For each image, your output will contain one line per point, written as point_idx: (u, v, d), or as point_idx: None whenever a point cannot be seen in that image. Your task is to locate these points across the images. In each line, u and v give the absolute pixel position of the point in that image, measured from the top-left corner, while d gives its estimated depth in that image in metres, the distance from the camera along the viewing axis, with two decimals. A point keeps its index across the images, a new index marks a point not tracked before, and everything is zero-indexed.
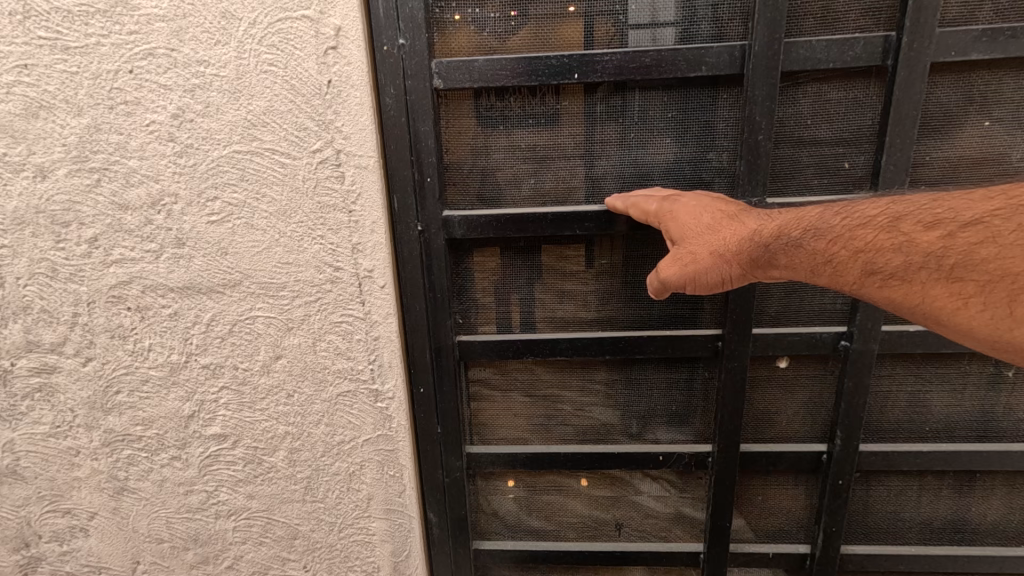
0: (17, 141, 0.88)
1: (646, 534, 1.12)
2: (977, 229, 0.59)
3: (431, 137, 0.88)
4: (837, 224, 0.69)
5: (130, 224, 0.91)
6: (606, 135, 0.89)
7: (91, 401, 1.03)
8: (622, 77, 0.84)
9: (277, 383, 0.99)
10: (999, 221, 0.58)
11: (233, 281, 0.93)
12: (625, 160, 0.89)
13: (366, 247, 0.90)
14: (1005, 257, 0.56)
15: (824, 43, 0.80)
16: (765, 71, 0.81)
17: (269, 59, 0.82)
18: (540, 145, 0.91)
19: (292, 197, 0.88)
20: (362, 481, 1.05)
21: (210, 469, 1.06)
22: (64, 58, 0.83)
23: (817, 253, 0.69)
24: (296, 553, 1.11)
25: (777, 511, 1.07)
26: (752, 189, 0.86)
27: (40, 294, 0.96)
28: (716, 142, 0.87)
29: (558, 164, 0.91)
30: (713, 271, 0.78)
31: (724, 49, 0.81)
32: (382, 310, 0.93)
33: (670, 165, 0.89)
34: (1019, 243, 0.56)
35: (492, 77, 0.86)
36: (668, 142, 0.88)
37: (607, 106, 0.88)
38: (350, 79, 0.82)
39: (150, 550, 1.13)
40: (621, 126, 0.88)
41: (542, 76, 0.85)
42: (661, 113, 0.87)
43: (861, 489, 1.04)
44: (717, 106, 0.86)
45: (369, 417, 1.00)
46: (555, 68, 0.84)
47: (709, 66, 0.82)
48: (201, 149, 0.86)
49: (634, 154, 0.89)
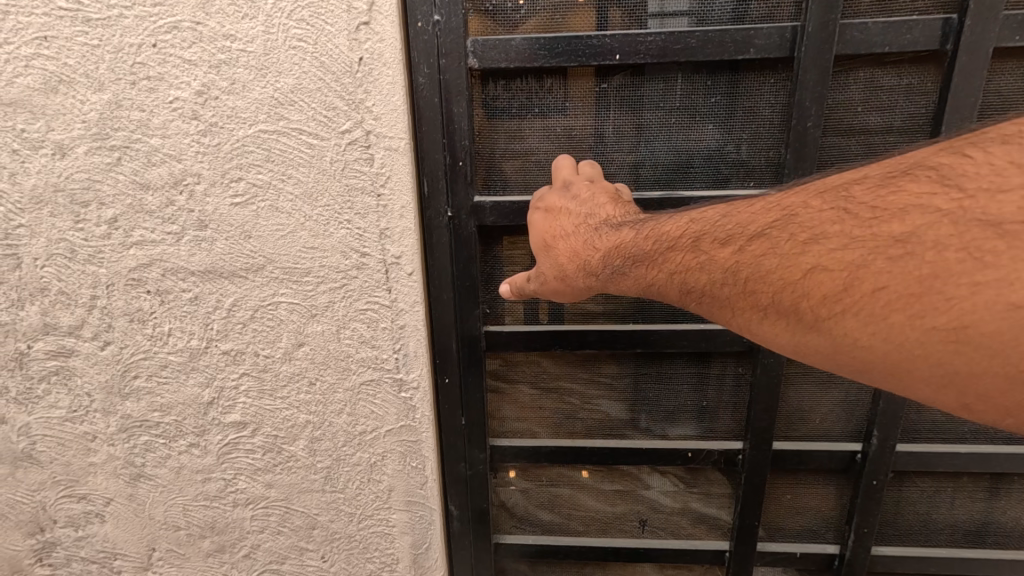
0: (35, 116, 0.85)
1: (670, 530, 1.10)
2: (761, 241, 0.53)
3: (464, 118, 0.85)
4: (652, 242, 0.64)
5: (151, 205, 0.88)
6: (645, 120, 0.86)
7: (108, 386, 1.01)
8: (665, 58, 0.80)
9: (299, 371, 0.97)
10: (776, 230, 0.52)
11: (255, 265, 0.90)
12: (664, 147, 0.86)
13: (395, 232, 0.87)
14: (782, 267, 0.50)
15: (881, 26, 0.76)
16: (817, 55, 0.77)
17: (298, 33, 0.78)
18: (575, 130, 0.88)
19: (319, 179, 0.85)
20: (383, 472, 1.03)
21: (228, 457, 1.04)
22: (85, 31, 0.80)
23: (644, 276, 0.64)
24: (315, 543, 1.10)
25: (805, 510, 1.05)
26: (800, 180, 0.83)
27: (59, 276, 0.94)
28: (760, 129, 0.84)
29: (594, 150, 0.88)
30: (566, 282, 0.76)
31: (774, 31, 0.78)
32: (409, 298, 0.91)
33: (711, 153, 0.85)
34: (791, 253, 0.49)
35: (530, 57, 0.83)
36: (711, 127, 0.85)
37: (648, 90, 0.84)
38: (383, 56, 0.79)
39: (167, 538, 1.12)
40: (662, 111, 0.85)
41: (582, 57, 0.81)
42: (704, 98, 0.84)
43: (894, 489, 1.01)
44: (762, 92, 0.82)
45: (392, 406, 0.98)
46: (595, 48, 0.81)
47: (757, 48, 0.79)
48: (226, 127, 0.83)
49: (675, 140, 0.86)
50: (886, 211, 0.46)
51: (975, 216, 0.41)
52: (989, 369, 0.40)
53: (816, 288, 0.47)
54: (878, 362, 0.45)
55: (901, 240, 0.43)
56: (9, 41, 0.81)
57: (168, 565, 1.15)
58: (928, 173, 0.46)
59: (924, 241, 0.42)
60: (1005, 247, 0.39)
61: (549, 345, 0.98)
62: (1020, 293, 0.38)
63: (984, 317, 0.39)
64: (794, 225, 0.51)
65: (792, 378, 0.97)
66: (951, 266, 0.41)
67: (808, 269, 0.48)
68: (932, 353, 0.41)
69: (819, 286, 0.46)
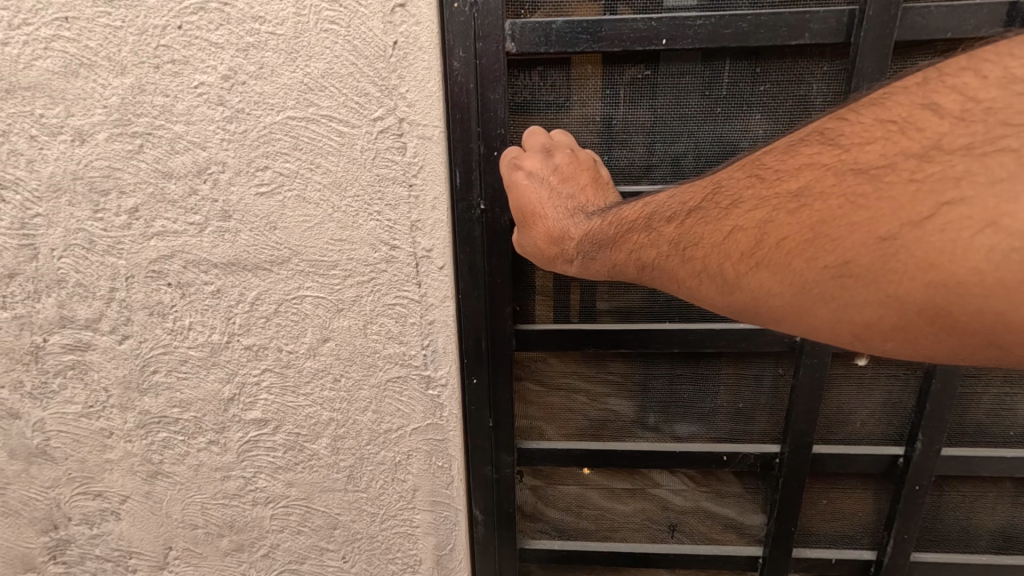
0: (54, 101, 0.81)
1: (700, 533, 1.08)
2: (693, 214, 0.58)
3: (501, 106, 0.83)
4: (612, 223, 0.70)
5: (173, 194, 0.85)
6: (689, 109, 0.84)
7: (126, 381, 0.98)
8: (715, 43, 0.78)
9: (323, 367, 0.94)
10: (705, 203, 0.57)
11: (281, 257, 0.87)
12: (707, 137, 0.84)
13: (426, 224, 0.84)
14: (709, 232, 0.55)
15: (943, 10, 0.74)
16: (876, 38, 0.76)
17: (330, 16, 0.75)
18: (615, 120, 0.85)
19: (348, 168, 0.82)
20: (407, 471, 1.00)
21: (248, 454, 1.01)
22: (108, 11, 0.77)
23: (603, 254, 0.70)
24: (336, 543, 1.07)
25: (841, 515, 1.03)
26: None
27: (77, 267, 0.91)
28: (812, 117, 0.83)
29: (635, 140, 0.86)
30: (543, 260, 0.80)
31: (830, 15, 0.76)
32: (439, 293, 0.88)
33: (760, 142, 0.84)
34: (713, 221, 0.55)
35: (571, 41, 0.80)
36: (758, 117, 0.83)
37: (695, 78, 0.82)
38: (419, 40, 0.76)
39: (183, 536, 1.09)
40: (711, 99, 0.83)
41: (626, 42, 0.79)
42: (754, 86, 0.82)
43: (933, 494, 0.99)
44: (815, 79, 0.82)
45: (419, 404, 0.95)
46: (641, 33, 0.79)
47: (813, 33, 0.77)
48: (253, 114, 0.80)
49: (723, 130, 0.84)
50: (787, 173, 0.51)
51: (850, 166, 0.46)
52: (873, 299, 0.43)
53: (732, 249, 0.52)
54: (789, 309, 0.49)
55: (795, 195, 0.48)
56: (28, 21, 0.78)
57: (184, 564, 1.12)
58: (817, 137, 0.51)
59: (810, 194, 0.47)
60: (871, 191, 0.43)
61: (582, 344, 0.95)
62: (882, 228, 0.42)
63: (859, 252, 0.43)
64: (719, 196, 0.56)
65: (833, 379, 0.94)
66: (834, 212, 0.45)
67: (729, 231, 0.53)
68: (828, 290, 0.45)
69: (735, 247, 0.51)
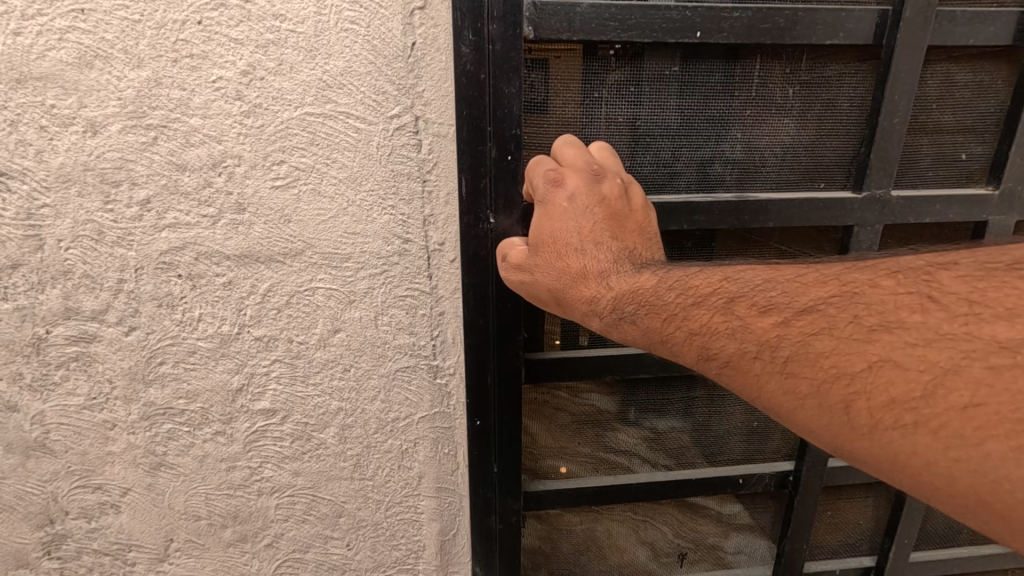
0: (67, 92, 0.81)
1: (711, 552, 1.34)
2: (815, 318, 0.59)
3: (515, 100, 0.88)
4: (677, 293, 0.72)
5: (186, 187, 0.86)
6: (717, 110, 1.00)
7: (131, 372, 0.98)
8: (751, 37, 0.92)
9: (333, 358, 0.96)
10: (834, 310, 0.58)
11: (294, 250, 0.90)
12: (735, 141, 1.02)
13: (439, 219, 0.89)
14: (850, 356, 0.54)
15: (969, 17, 0.94)
16: (908, 41, 0.93)
17: (351, 16, 0.79)
18: (641, 122, 0.99)
19: (364, 163, 0.85)
20: (414, 459, 1.04)
21: (255, 444, 1.03)
22: (125, 5, 0.78)
23: (663, 328, 0.72)
24: (340, 531, 1.09)
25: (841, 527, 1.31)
26: (884, 180, 1.03)
27: (84, 258, 0.91)
28: (836, 124, 1.03)
29: (660, 146, 1.01)
30: (561, 292, 0.83)
31: (863, 16, 0.93)
32: (449, 285, 0.93)
33: (785, 145, 1.03)
34: (854, 339, 0.55)
35: (598, 27, 0.88)
36: (787, 114, 1.01)
37: (728, 76, 0.98)
38: (436, 42, 0.82)
39: (186, 528, 1.10)
40: (746, 97, 1.00)
41: (657, 31, 0.90)
42: (783, 91, 1.00)
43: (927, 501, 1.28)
44: (841, 86, 1.01)
45: (427, 393, 1.00)
46: (676, 22, 0.90)
47: (846, 32, 0.94)
48: (270, 109, 0.82)
49: (751, 135, 1.02)
50: (985, 310, 0.51)
51: None
52: None
53: (877, 381, 0.52)
54: (948, 479, 0.48)
55: (1008, 347, 0.47)
56: (43, 12, 0.78)
57: (185, 555, 1.13)
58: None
59: None
60: None
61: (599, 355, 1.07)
62: None
63: None
64: (865, 308, 0.57)
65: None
66: None
67: (877, 363, 0.52)
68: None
69: (888, 382, 0.51)
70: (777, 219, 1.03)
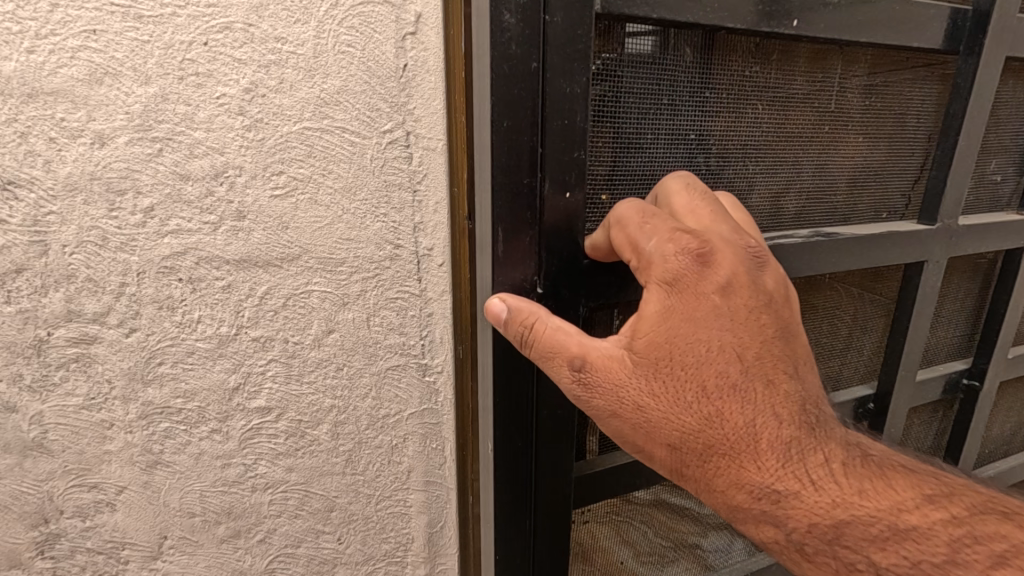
0: (77, 106, 0.86)
1: None
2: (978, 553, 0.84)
3: (578, 118, 0.98)
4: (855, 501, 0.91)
5: (189, 196, 0.92)
6: (804, 122, 1.29)
7: (131, 373, 1.02)
8: (841, 32, 1.15)
9: (327, 357, 1.02)
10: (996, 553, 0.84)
11: (291, 255, 0.95)
12: (814, 154, 1.32)
13: (428, 226, 0.96)
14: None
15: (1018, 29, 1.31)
16: (980, 58, 1.28)
17: (347, 40, 0.86)
18: (718, 135, 1.21)
19: (358, 174, 0.92)
20: (403, 453, 1.10)
21: (250, 442, 1.07)
22: (136, 26, 0.83)
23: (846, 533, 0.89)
24: (331, 525, 1.14)
25: None
26: (950, 207, 1.42)
27: (87, 263, 0.94)
28: (902, 133, 1.39)
29: (733, 160, 1.25)
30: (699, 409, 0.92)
31: (937, 36, 1.25)
32: (437, 287, 1.01)
33: (861, 154, 1.36)
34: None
35: (683, 7, 1.00)
36: (864, 129, 1.34)
37: (811, 88, 1.26)
38: (426, 64, 0.89)
39: (181, 525, 1.13)
40: (818, 109, 1.29)
41: (745, 20, 1.06)
42: (856, 100, 1.31)
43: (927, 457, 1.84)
44: (907, 96, 1.36)
45: (416, 390, 1.06)
46: (772, 10, 1.07)
47: (926, 39, 1.24)
48: (271, 124, 0.88)
49: (832, 150, 1.33)
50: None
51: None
52: None
53: None
54: None
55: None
56: (55, 31, 0.83)
57: (180, 552, 1.16)
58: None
59: None
60: None
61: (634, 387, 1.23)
62: None
63: None
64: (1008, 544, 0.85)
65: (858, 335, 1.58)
66: None
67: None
68: None
69: None
70: (864, 258, 1.35)
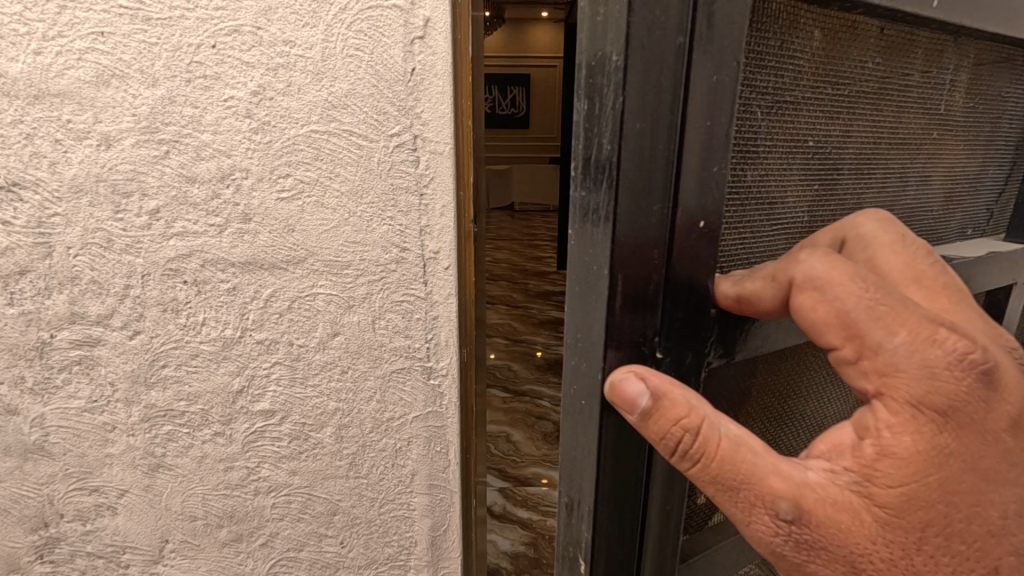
0: (83, 108, 0.86)
1: None
2: None
3: (722, 118, 0.46)
4: None
5: (195, 198, 0.92)
6: (953, 122, 0.72)
7: (134, 375, 1.01)
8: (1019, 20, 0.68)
9: (332, 359, 1.02)
10: None
11: (297, 257, 0.95)
12: (941, 177, 0.74)
13: (434, 229, 0.95)
14: None
15: None
16: None
17: (355, 43, 0.85)
18: (847, 141, 0.62)
19: (365, 177, 0.92)
20: (407, 457, 1.09)
21: (254, 445, 1.07)
22: (144, 29, 0.83)
23: None
24: (334, 529, 1.14)
25: None
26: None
27: (92, 265, 0.94)
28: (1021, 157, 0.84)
29: (853, 190, 0.65)
30: None
31: None
32: (443, 291, 0.99)
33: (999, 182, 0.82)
34: None
35: None
36: (1005, 144, 0.80)
37: (988, 48, 0.70)
38: (434, 68, 0.87)
39: (182, 529, 1.13)
40: (978, 110, 0.75)
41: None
42: (1006, 81, 0.76)
43: None
44: None
45: (421, 393, 1.05)
46: None
47: None
48: (278, 127, 0.88)
49: (965, 181, 0.78)
50: None
51: None
52: None
53: None
54: None
55: None
56: (63, 34, 0.83)
57: (180, 556, 1.15)
58: None
59: None
60: None
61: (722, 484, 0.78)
62: None
63: None
64: None
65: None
66: None
67: None
68: None
69: None
70: None
